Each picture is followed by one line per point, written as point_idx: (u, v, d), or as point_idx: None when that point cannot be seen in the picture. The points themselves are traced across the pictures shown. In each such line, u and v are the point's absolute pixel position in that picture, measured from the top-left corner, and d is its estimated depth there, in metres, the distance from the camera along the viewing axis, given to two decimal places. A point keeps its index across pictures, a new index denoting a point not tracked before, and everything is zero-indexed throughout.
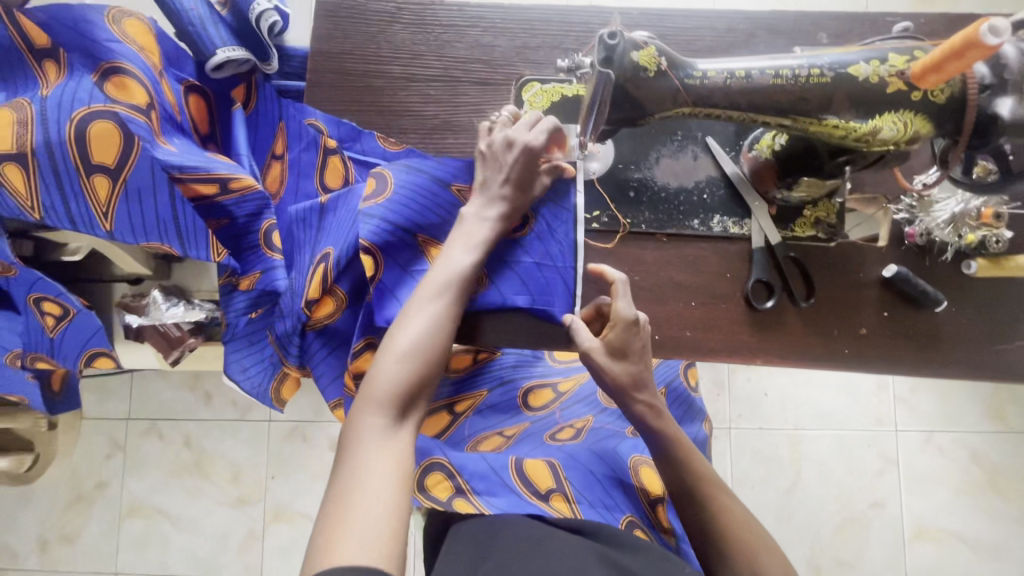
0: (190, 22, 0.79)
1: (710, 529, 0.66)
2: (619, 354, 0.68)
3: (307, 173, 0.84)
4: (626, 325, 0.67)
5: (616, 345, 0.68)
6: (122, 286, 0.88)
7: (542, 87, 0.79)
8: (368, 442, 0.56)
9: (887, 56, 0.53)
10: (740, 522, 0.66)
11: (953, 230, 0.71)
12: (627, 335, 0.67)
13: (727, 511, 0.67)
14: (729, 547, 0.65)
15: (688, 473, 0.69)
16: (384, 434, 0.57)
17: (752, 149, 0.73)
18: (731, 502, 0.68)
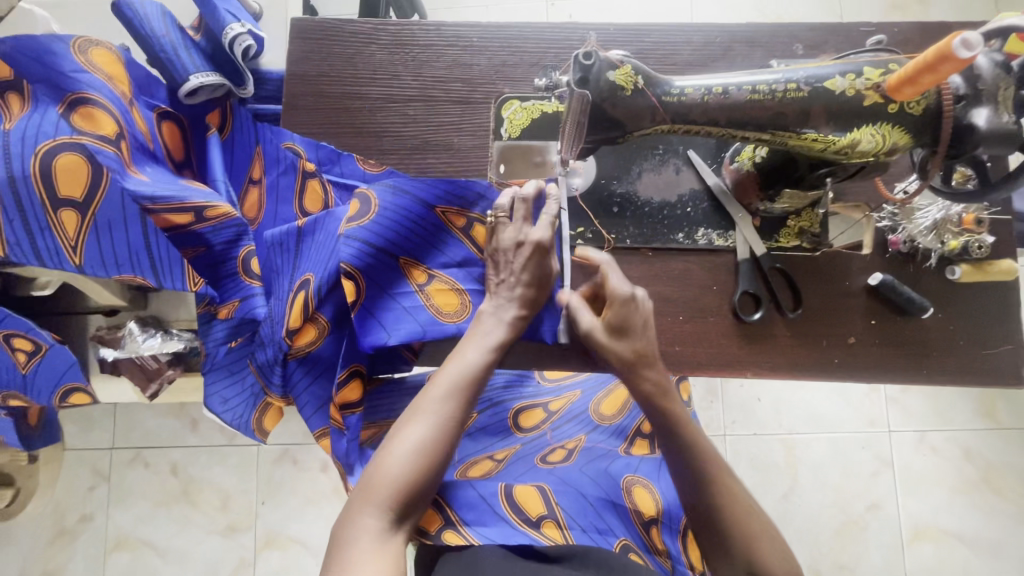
0: (161, 48, 0.78)
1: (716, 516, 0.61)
2: (618, 331, 0.67)
3: (286, 197, 0.81)
4: (623, 303, 0.67)
5: (616, 324, 0.67)
6: (97, 318, 0.85)
7: (522, 105, 0.78)
8: (364, 547, 0.55)
9: (862, 69, 0.53)
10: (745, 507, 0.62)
11: (935, 237, 0.71)
12: (623, 311, 0.67)
13: (733, 494, 0.62)
14: (740, 545, 0.60)
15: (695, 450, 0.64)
16: (381, 541, 0.56)
17: (734, 161, 0.73)
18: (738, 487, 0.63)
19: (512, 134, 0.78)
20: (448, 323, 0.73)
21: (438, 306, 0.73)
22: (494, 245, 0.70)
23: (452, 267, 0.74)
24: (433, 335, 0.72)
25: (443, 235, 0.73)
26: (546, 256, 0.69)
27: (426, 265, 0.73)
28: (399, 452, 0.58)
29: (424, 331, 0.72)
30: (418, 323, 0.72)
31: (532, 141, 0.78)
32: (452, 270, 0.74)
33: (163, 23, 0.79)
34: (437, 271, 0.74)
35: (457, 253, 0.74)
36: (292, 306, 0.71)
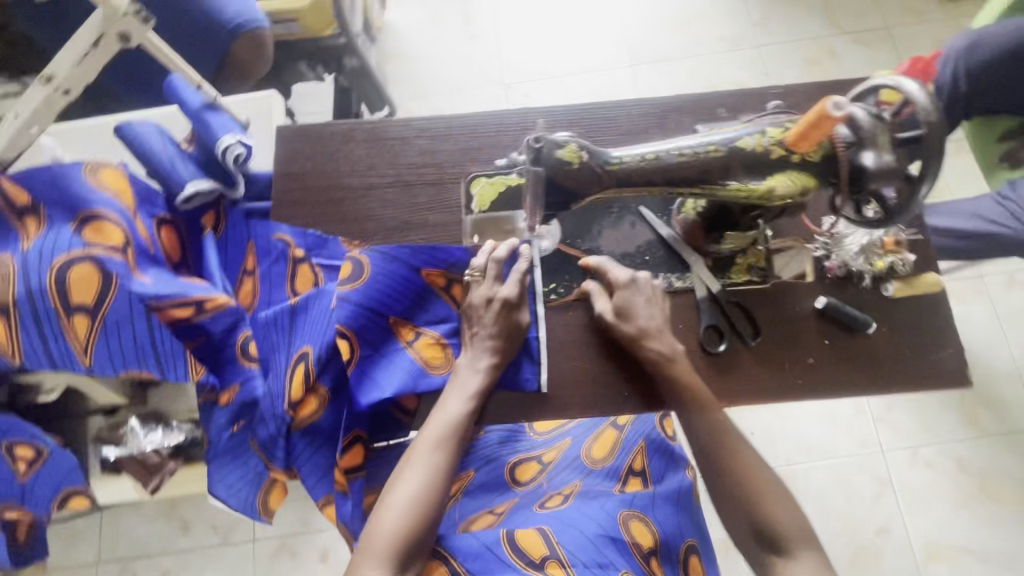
0: (161, 162, 0.87)
1: (732, 482, 0.73)
2: (623, 312, 0.77)
3: (278, 283, 0.86)
4: (626, 285, 0.78)
5: (620, 305, 0.77)
6: (97, 418, 0.87)
7: (489, 180, 0.87)
8: None
9: (766, 129, 0.63)
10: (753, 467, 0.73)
11: (865, 259, 0.81)
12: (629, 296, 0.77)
13: (742, 461, 0.73)
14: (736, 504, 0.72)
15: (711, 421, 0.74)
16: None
17: (681, 213, 0.82)
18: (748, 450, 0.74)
19: (483, 207, 0.87)
20: (436, 375, 0.79)
21: (426, 359, 0.79)
22: (468, 302, 0.78)
23: (437, 323, 0.80)
24: (422, 388, 0.77)
25: (429, 296, 0.80)
26: (517, 307, 0.78)
27: (413, 323, 0.79)
28: (394, 505, 0.67)
29: (414, 382, 0.77)
30: (408, 374, 0.77)
31: (500, 211, 0.86)
32: (436, 326, 0.80)
33: (161, 141, 0.88)
34: (424, 328, 0.80)
35: (442, 310, 0.80)
36: (292, 377, 0.76)
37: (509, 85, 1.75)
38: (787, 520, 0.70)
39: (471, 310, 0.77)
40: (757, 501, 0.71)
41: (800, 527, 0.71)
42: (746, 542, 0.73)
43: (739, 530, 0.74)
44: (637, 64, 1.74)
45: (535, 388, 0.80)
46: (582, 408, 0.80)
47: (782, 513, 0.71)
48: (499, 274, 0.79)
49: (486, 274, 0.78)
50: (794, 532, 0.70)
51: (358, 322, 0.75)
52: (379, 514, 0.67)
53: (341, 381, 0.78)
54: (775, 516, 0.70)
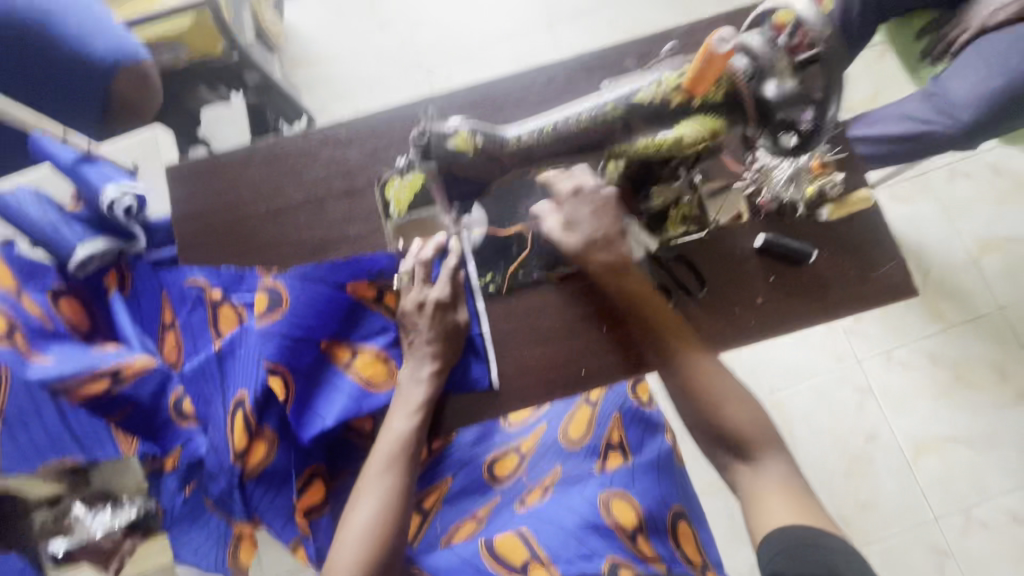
0: (44, 231, 0.81)
1: (695, 391, 0.72)
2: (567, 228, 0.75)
3: (201, 330, 0.80)
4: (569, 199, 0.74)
5: (564, 221, 0.75)
6: (39, 513, 0.80)
7: (402, 181, 0.75)
8: None
9: (661, 78, 0.59)
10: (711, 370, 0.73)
11: (796, 187, 0.78)
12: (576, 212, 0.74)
13: (705, 372, 0.72)
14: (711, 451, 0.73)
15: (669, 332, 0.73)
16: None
17: (604, 173, 0.75)
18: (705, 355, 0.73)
19: (401, 214, 0.78)
20: (381, 392, 0.73)
21: (367, 377, 0.73)
22: (401, 310, 0.74)
23: (374, 337, 0.75)
24: (367, 408, 0.73)
25: (361, 310, 0.74)
26: (452, 306, 0.74)
27: (348, 342, 0.74)
28: (350, 540, 0.63)
29: (358, 404, 0.72)
30: (350, 397, 0.72)
31: (422, 212, 0.76)
32: (374, 340, 0.75)
33: (39, 208, 0.82)
34: (361, 345, 0.74)
35: (377, 322, 0.75)
36: (234, 426, 0.69)
37: (429, 69, 1.67)
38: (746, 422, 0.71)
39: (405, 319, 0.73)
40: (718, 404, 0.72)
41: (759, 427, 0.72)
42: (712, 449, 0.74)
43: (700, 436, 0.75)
44: (554, 23, 1.67)
45: (487, 385, 0.76)
46: (542, 395, 0.76)
47: (737, 414, 0.71)
48: (429, 275, 0.75)
49: (415, 277, 0.74)
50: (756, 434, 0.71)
51: (286, 355, 0.69)
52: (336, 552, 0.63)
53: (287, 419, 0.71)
54: (737, 420, 0.71)
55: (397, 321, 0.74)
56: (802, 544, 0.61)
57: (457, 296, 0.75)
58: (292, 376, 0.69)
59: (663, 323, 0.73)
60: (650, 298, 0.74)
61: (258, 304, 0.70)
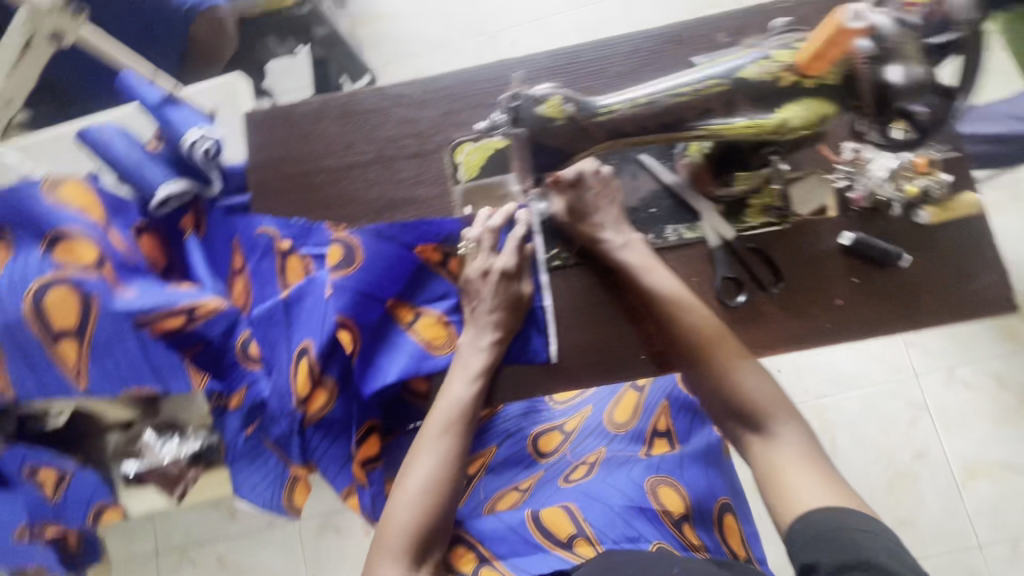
0: (128, 168, 0.83)
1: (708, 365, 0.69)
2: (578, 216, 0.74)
3: (269, 279, 0.82)
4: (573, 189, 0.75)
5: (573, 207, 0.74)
6: (114, 436, 0.87)
7: (474, 146, 0.81)
8: None
9: (769, 54, 0.55)
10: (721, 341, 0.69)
11: (893, 185, 0.73)
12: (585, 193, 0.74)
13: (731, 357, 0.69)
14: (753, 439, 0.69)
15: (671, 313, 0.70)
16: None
17: (686, 155, 0.75)
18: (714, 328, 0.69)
19: (469, 175, 0.81)
20: (439, 355, 0.75)
21: (428, 339, 0.75)
22: (465, 276, 0.73)
23: (436, 301, 0.76)
24: (425, 369, 0.74)
25: (426, 273, 0.75)
26: (517, 276, 0.74)
27: (412, 303, 0.74)
28: (406, 496, 0.65)
29: (417, 364, 0.73)
30: (411, 356, 0.73)
31: (490, 178, 0.81)
32: (436, 304, 0.76)
33: (124, 144, 0.84)
34: (424, 308, 0.75)
35: (440, 287, 0.76)
36: (297, 372, 0.71)
37: (493, 33, 1.63)
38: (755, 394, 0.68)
39: (470, 285, 0.73)
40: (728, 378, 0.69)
41: (770, 397, 0.69)
42: (722, 420, 0.71)
43: (716, 406, 0.72)
44: None
45: (545, 359, 0.75)
46: (600, 376, 0.74)
47: (752, 383, 0.68)
48: (495, 244, 0.74)
49: (482, 245, 0.73)
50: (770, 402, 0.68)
51: (354, 309, 0.70)
52: (392, 505, 0.65)
53: (348, 371, 0.73)
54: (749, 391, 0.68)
55: (459, 288, 0.75)
56: (831, 529, 0.57)
57: (521, 268, 0.74)
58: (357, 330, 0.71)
59: (661, 299, 0.70)
60: (651, 270, 0.71)
61: (332, 260, 0.71)
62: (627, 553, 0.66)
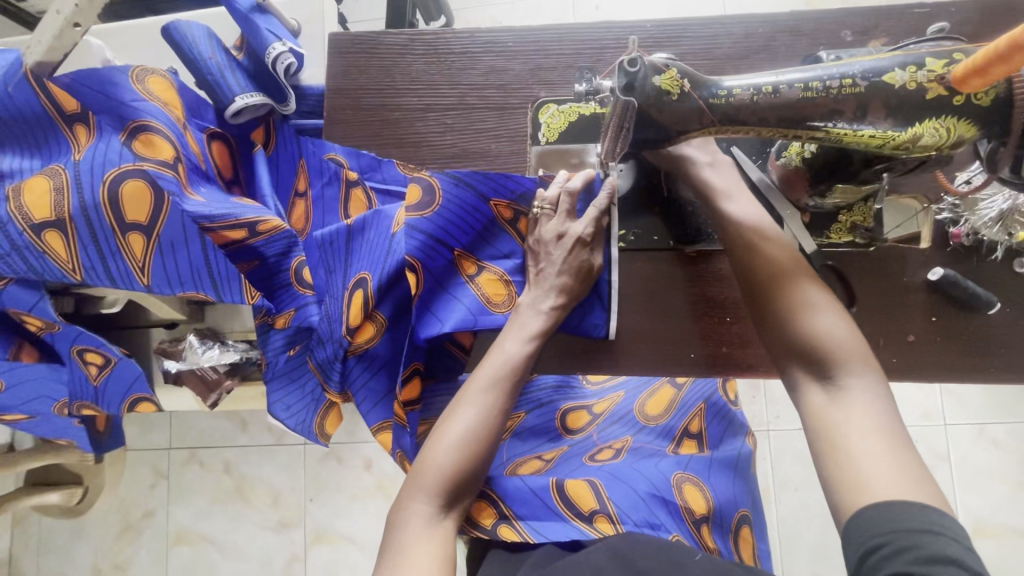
0: (208, 70, 0.81)
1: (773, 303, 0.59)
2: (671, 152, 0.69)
3: (332, 207, 0.84)
4: None
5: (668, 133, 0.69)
6: (158, 331, 0.90)
7: (559, 108, 0.77)
8: (416, 526, 0.63)
9: (924, 61, 0.50)
10: (795, 281, 0.60)
11: (1002, 229, 0.67)
12: None
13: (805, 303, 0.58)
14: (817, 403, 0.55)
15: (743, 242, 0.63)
16: (430, 522, 0.63)
17: (781, 156, 0.68)
18: (788, 270, 0.60)
19: (549, 139, 0.77)
20: (498, 313, 0.74)
21: (488, 294, 0.73)
22: (536, 237, 0.71)
23: (500, 258, 0.75)
24: (482, 325, 0.73)
25: (494, 229, 0.73)
26: (589, 245, 0.71)
27: (476, 257, 0.74)
28: (445, 441, 0.65)
29: (475, 318, 0.72)
30: (468, 309, 0.72)
31: (571, 144, 0.77)
32: (500, 262, 0.74)
33: (209, 46, 0.82)
34: (487, 263, 0.74)
35: (506, 245, 0.74)
36: (351, 302, 0.72)
37: None
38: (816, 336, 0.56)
39: (539, 246, 0.71)
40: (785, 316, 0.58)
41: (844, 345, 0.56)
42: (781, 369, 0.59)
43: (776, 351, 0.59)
44: None
45: (602, 334, 0.75)
46: (648, 365, 0.74)
47: (824, 324, 0.57)
48: (572, 209, 0.71)
49: (558, 209, 0.70)
50: (840, 350, 0.55)
51: (421, 250, 0.70)
52: (430, 445, 0.66)
53: (401, 310, 0.74)
54: (813, 332, 0.56)
55: (525, 249, 0.73)
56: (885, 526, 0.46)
57: (594, 238, 0.71)
58: (421, 270, 0.70)
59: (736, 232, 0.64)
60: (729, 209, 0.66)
61: (410, 196, 0.70)
62: (647, 537, 0.67)
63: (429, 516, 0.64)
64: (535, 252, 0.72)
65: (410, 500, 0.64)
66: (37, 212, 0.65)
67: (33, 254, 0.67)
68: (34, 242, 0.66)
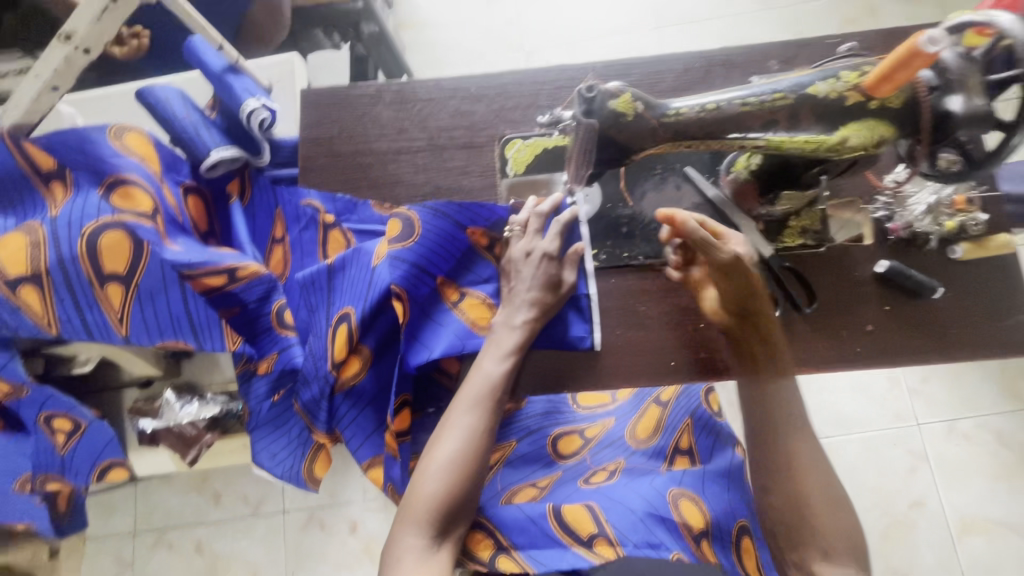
0: (183, 128, 0.83)
1: (794, 484, 0.74)
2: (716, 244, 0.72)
3: (310, 250, 0.86)
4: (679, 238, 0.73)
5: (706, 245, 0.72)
6: (131, 392, 0.90)
7: (525, 143, 0.82)
8: (409, 561, 0.61)
9: (839, 74, 0.58)
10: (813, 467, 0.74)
11: (932, 220, 0.75)
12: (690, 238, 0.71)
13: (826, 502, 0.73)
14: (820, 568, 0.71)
15: (771, 405, 0.74)
16: (424, 554, 0.62)
17: (730, 172, 0.76)
18: (808, 453, 0.74)
19: (517, 171, 0.82)
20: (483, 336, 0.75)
21: (471, 319, 0.75)
22: (508, 257, 0.75)
23: (480, 283, 0.77)
24: (470, 348, 0.74)
25: (472, 256, 0.77)
26: (560, 262, 0.75)
27: (457, 284, 0.76)
28: (432, 466, 0.65)
29: (463, 343, 0.74)
30: (455, 334, 0.74)
31: (538, 174, 0.82)
32: (481, 286, 0.77)
33: (183, 106, 0.84)
34: (469, 289, 0.77)
35: (485, 270, 0.77)
36: (335, 337, 0.72)
37: (529, 52, 1.66)
38: (819, 491, 0.73)
39: (510, 266, 0.74)
40: (770, 380, 0.74)
41: (848, 539, 0.72)
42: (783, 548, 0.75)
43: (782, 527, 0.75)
44: (663, 26, 1.64)
45: (588, 345, 0.77)
46: (629, 378, 0.76)
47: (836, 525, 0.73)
48: (541, 229, 0.76)
49: (528, 229, 0.75)
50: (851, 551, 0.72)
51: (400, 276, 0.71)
52: (418, 475, 0.66)
53: (383, 342, 0.75)
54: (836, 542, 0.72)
55: (501, 271, 0.76)
56: None
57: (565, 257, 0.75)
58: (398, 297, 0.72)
59: (779, 411, 0.74)
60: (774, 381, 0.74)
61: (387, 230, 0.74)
62: None
63: (423, 549, 0.62)
64: (506, 273, 0.75)
65: (400, 535, 0.63)
66: (12, 268, 0.64)
67: (6, 309, 0.65)
68: (9, 298, 0.65)
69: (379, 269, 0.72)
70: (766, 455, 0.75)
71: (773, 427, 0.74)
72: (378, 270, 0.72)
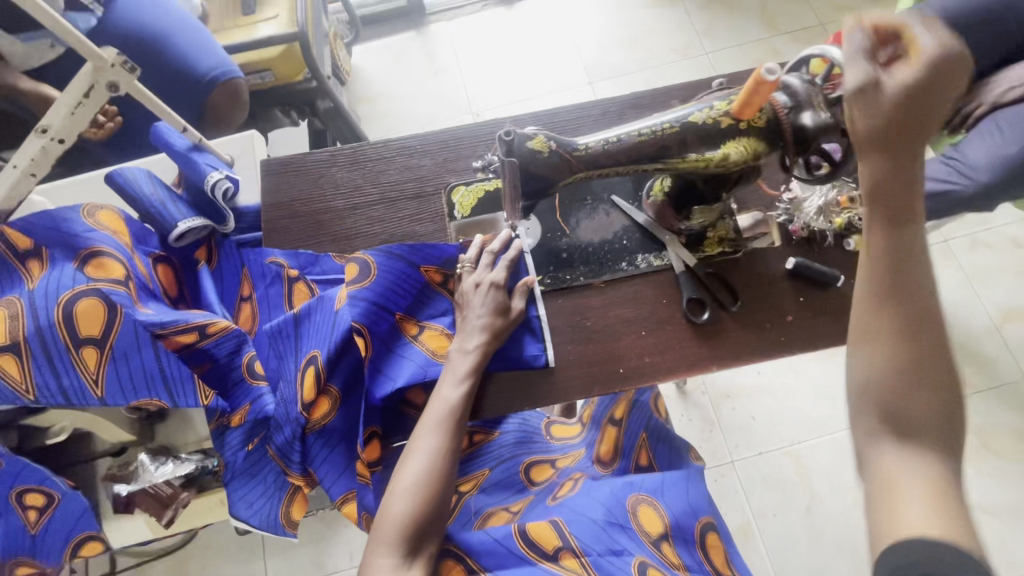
0: (150, 204, 0.89)
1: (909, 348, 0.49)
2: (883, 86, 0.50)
3: (277, 303, 0.91)
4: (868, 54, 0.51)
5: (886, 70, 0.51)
6: (105, 461, 0.92)
7: (468, 189, 0.92)
8: None
9: (713, 104, 0.69)
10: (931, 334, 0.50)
11: (824, 218, 0.86)
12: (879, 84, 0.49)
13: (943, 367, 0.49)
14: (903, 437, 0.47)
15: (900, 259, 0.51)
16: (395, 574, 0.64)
17: (650, 196, 0.88)
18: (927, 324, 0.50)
19: (463, 213, 0.91)
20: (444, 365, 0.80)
21: (432, 349, 0.81)
22: (461, 290, 0.82)
23: (439, 316, 0.84)
24: (432, 374, 0.80)
25: (428, 292, 0.84)
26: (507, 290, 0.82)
27: (417, 318, 0.83)
28: (400, 489, 0.69)
29: (425, 371, 0.79)
30: (418, 364, 0.79)
31: (482, 215, 0.91)
32: (439, 319, 0.83)
33: (150, 183, 0.91)
34: (428, 322, 0.83)
35: (442, 304, 0.84)
36: (303, 379, 0.77)
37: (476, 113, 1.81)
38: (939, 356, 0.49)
39: (462, 299, 0.82)
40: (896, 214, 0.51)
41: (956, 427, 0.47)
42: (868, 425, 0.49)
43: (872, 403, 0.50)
44: (595, 81, 1.83)
45: (542, 362, 0.83)
46: (583, 389, 0.82)
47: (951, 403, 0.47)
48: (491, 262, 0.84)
49: (478, 263, 0.83)
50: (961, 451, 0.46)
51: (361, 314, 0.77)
52: (388, 499, 0.69)
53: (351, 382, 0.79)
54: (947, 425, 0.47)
55: (455, 303, 0.83)
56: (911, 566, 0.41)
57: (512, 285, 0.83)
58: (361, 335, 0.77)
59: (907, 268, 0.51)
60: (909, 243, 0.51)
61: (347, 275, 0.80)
62: None
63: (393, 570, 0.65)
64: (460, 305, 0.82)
65: (373, 559, 0.66)
66: None
67: None
68: None
69: (342, 311, 0.78)
70: (889, 313, 0.51)
71: (898, 272, 0.51)
72: (340, 311, 0.78)
